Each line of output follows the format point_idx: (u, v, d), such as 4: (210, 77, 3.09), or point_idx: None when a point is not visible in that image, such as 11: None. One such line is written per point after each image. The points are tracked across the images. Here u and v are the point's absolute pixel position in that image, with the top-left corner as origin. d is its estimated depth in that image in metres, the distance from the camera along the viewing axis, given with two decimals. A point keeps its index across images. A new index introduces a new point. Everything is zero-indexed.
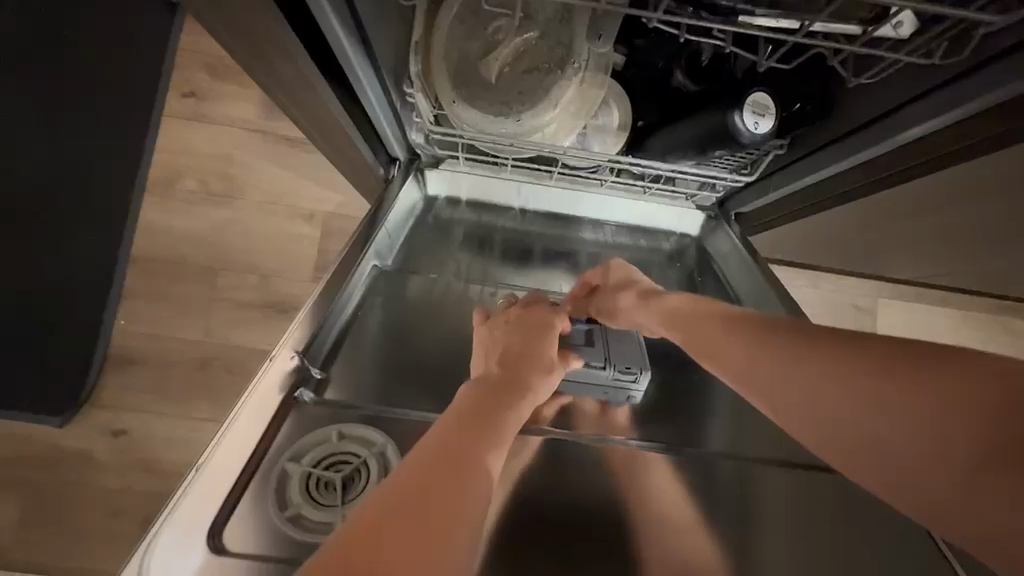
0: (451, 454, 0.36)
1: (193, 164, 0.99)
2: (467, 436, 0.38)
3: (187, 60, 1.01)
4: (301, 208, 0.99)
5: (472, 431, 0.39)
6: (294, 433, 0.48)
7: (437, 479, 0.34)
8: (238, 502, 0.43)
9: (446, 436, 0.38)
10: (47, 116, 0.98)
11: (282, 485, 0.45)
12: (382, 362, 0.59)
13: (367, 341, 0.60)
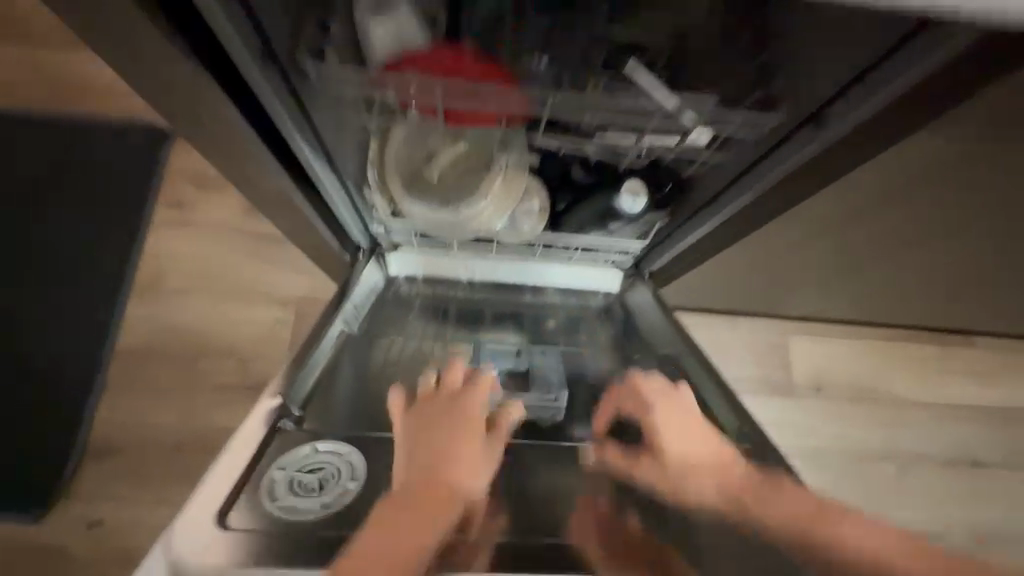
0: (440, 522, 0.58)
1: (177, 264, 1.11)
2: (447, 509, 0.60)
3: (173, 175, 1.16)
4: (275, 296, 1.11)
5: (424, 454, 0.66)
6: (278, 449, 0.63)
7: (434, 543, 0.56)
8: (240, 497, 0.59)
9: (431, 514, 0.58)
10: (49, 232, 1.12)
11: (271, 487, 0.61)
12: (348, 407, 0.74)
13: (336, 404, 0.72)
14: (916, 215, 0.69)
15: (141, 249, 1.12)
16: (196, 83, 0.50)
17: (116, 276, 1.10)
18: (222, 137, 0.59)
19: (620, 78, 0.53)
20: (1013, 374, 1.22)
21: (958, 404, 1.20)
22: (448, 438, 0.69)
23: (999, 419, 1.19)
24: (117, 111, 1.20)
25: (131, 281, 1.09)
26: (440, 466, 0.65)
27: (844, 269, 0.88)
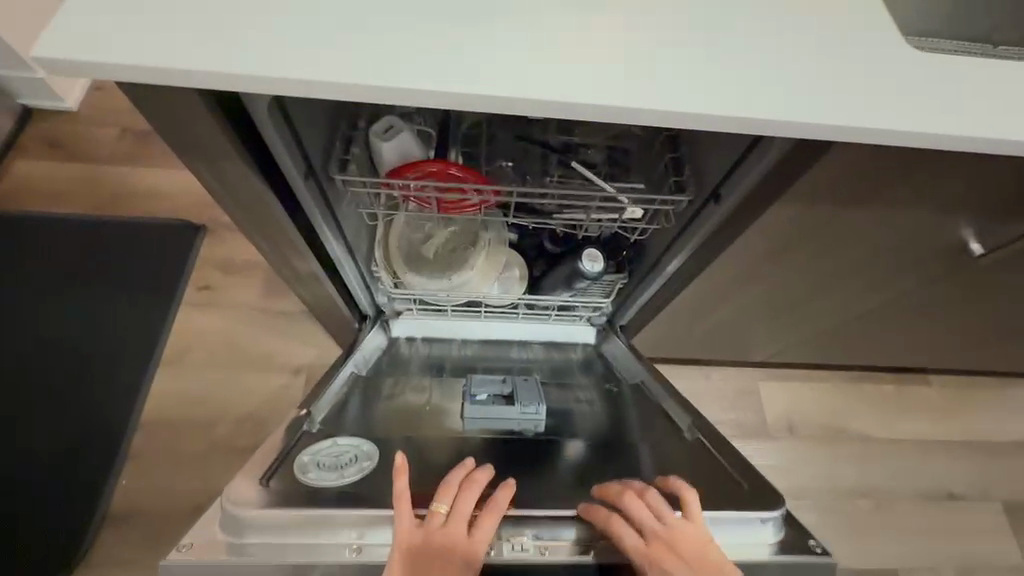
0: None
1: (201, 340, 1.24)
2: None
3: (204, 262, 1.33)
4: (288, 364, 1.23)
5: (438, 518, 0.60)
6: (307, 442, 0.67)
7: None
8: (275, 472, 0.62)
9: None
10: (85, 316, 1.25)
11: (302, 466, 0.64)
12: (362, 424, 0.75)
13: (347, 422, 0.73)
14: (813, 268, 0.83)
15: (170, 326, 1.25)
16: (262, 197, 0.63)
17: (144, 354, 1.21)
18: (267, 221, 0.68)
19: (570, 171, 0.70)
20: (965, 409, 1.33)
21: (919, 439, 1.29)
22: (439, 544, 0.56)
23: (959, 452, 1.29)
24: (157, 211, 1.39)
25: (160, 355, 1.22)
26: (433, 563, 0.55)
27: (777, 319, 1.00)
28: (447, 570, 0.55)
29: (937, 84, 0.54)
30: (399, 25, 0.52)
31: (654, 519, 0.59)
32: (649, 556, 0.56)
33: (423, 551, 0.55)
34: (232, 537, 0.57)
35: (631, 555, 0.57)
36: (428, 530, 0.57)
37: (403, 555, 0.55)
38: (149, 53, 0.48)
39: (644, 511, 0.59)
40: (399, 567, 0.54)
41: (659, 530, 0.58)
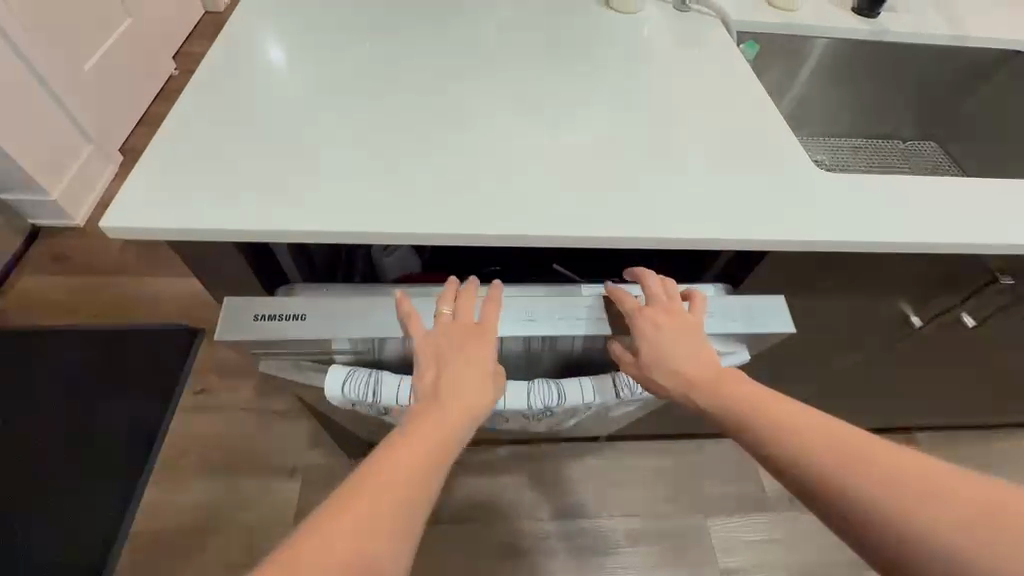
0: (456, 422, 0.42)
1: (195, 445, 1.24)
2: (486, 398, 0.45)
3: (199, 368, 1.35)
4: (284, 466, 1.22)
5: (446, 351, 0.46)
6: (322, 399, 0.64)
7: (435, 459, 0.40)
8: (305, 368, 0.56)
9: (458, 407, 0.43)
10: (81, 427, 1.27)
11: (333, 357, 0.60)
12: None
13: None
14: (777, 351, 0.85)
15: (164, 437, 1.25)
16: None
17: (139, 464, 1.22)
18: None
19: (553, 270, 0.77)
20: (956, 464, 1.36)
21: None
22: (452, 357, 0.45)
23: None
24: (156, 316, 1.44)
25: (154, 469, 1.21)
26: (445, 363, 0.45)
27: None
28: (477, 384, 0.44)
29: (859, 196, 0.64)
30: (402, 172, 0.61)
31: (678, 317, 0.49)
32: (664, 349, 0.48)
33: (434, 355, 0.45)
34: (237, 320, 0.49)
35: (644, 344, 0.48)
36: (437, 336, 0.46)
37: (422, 360, 0.45)
38: (187, 216, 0.55)
39: (661, 310, 0.50)
40: (426, 376, 0.45)
41: (682, 325, 0.49)
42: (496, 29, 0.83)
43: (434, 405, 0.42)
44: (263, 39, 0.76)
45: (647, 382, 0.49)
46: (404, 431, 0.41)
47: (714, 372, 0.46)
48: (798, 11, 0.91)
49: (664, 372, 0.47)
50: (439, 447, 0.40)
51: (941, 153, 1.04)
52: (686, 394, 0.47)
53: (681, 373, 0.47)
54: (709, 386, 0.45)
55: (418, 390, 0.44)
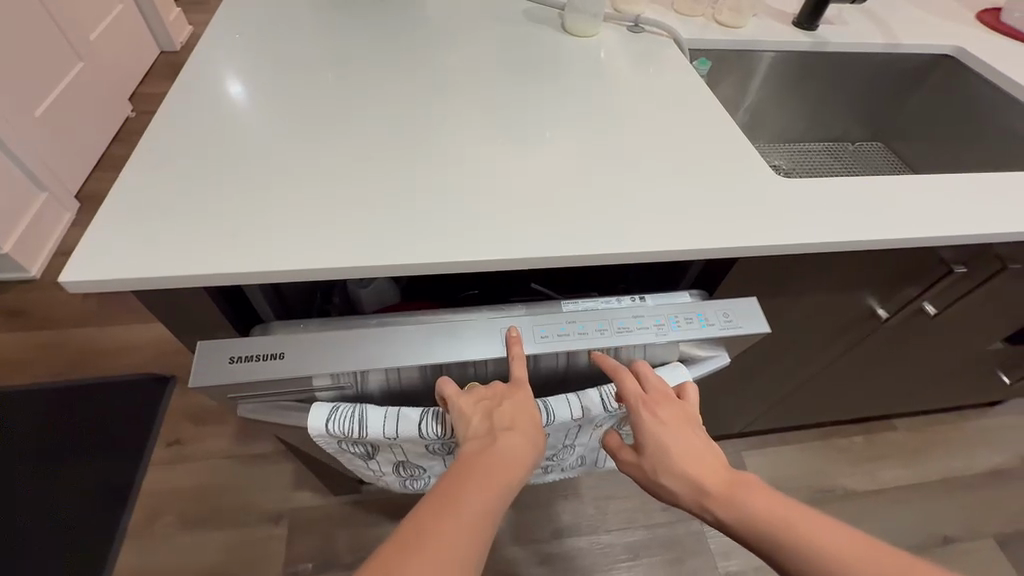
0: (513, 463, 0.43)
1: (171, 498, 1.18)
2: (538, 440, 0.46)
3: (172, 416, 1.30)
4: (268, 512, 1.18)
5: (488, 400, 0.48)
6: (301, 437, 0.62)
7: (497, 503, 0.41)
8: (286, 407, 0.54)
9: (511, 450, 0.44)
10: (42, 490, 1.18)
11: None
12: None
13: None
14: (754, 351, 0.87)
15: (137, 493, 1.19)
16: None
17: (109, 525, 1.15)
18: None
19: (532, 289, 0.77)
20: (934, 447, 1.40)
21: (901, 485, 1.34)
22: (498, 405, 0.47)
23: (940, 492, 1.33)
24: (123, 365, 1.38)
25: (127, 527, 1.14)
26: (490, 415, 0.47)
27: (739, 399, 1.03)
28: (528, 429, 0.46)
29: (815, 199, 0.67)
30: (373, 205, 0.61)
31: (676, 408, 0.50)
32: (666, 445, 0.48)
33: (477, 409, 0.47)
34: (213, 364, 0.47)
35: (646, 440, 0.49)
36: (478, 390, 0.48)
37: (465, 410, 0.47)
38: (152, 263, 0.53)
39: (660, 400, 0.50)
40: (472, 426, 0.46)
41: (680, 421, 0.49)
42: (458, 58, 0.85)
43: (487, 447, 0.44)
44: (222, 78, 0.75)
45: (652, 480, 0.49)
46: (460, 476, 0.42)
47: (720, 473, 0.47)
48: (745, 26, 0.95)
49: (670, 473, 0.47)
50: (500, 486, 0.42)
51: (888, 153, 1.11)
52: (694, 501, 0.47)
53: (687, 475, 0.47)
54: (722, 492, 0.45)
55: (467, 440, 0.46)
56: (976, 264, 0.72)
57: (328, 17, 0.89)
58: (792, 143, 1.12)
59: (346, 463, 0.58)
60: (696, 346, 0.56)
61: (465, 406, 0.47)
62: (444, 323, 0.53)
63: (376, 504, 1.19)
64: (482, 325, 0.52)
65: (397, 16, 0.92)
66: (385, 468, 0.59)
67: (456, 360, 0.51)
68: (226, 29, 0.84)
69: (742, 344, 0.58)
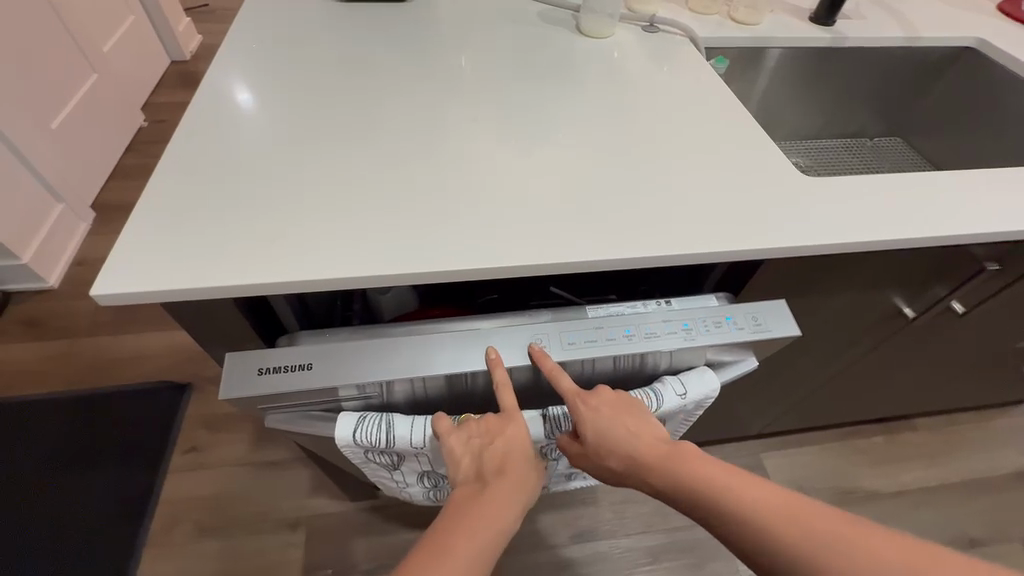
0: (504, 511, 0.43)
1: (190, 506, 1.19)
2: (529, 481, 0.46)
3: (190, 424, 1.31)
4: (286, 519, 1.18)
5: (480, 440, 0.46)
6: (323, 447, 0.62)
7: (490, 549, 0.41)
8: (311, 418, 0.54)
9: (504, 493, 0.44)
10: (63, 499, 1.19)
11: None
12: None
13: None
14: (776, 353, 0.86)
15: (156, 501, 1.19)
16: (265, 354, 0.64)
17: (129, 532, 1.15)
18: None
19: (550, 292, 0.77)
20: (958, 448, 1.37)
21: (924, 487, 1.31)
22: (489, 445, 0.46)
23: (965, 494, 1.31)
24: (141, 374, 1.39)
25: (148, 535, 1.15)
26: (484, 454, 0.45)
27: (760, 400, 1.02)
28: (522, 469, 0.45)
29: (841, 198, 0.66)
30: (392, 214, 0.61)
31: (614, 397, 0.50)
32: (609, 433, 0.48)
33: (470, 449, 0.46)
34: (241, 376, 0.47)
35: (589, 432, 0.48)
36: (471, 426, 0.47)
37: (454, 452, 0.46)
38: (176, 277, 0.53)
39: (599, 392, 0.50)
40: (462, 469, 0.45)
41: (620, 409, 0.49)
42: (474, 62, 0.84)
43: (477, 496, 0.43)
44: (238, 89, 0.75)
45: (606, 469, 0.49)
46: (450, 527, 0.41)
47: (665, 453, 0.47)
48: (761, 23, 0.94)
49: (616, 459, 0.48)
50: (494, 533, 0.42)
51: (908, 149, 1.10)
52: (644, 483, 0.47)
53: (632, 460, 0.47)
54: (671, 472, 0.46)
55: (458, 483, 0.45)
56: (1008, 262, 0.70)
57: (342, 24, 0.89)
58: (810, 141, 1.10)
59: (370, 473, 0.58)
60: (724, 351, 0.54)
61: (456, 444, 0.46)
62: (469, 332, 0.52)
63: (393, 510, 1.19)
64: (508, 332, 0.52)
65: (409, 22, 0.92)
66: (411, 479, 0.59)
67: (477, 370, 0.50)
68: (241, 39, 0.84)
69: (771, 349, 0.56)
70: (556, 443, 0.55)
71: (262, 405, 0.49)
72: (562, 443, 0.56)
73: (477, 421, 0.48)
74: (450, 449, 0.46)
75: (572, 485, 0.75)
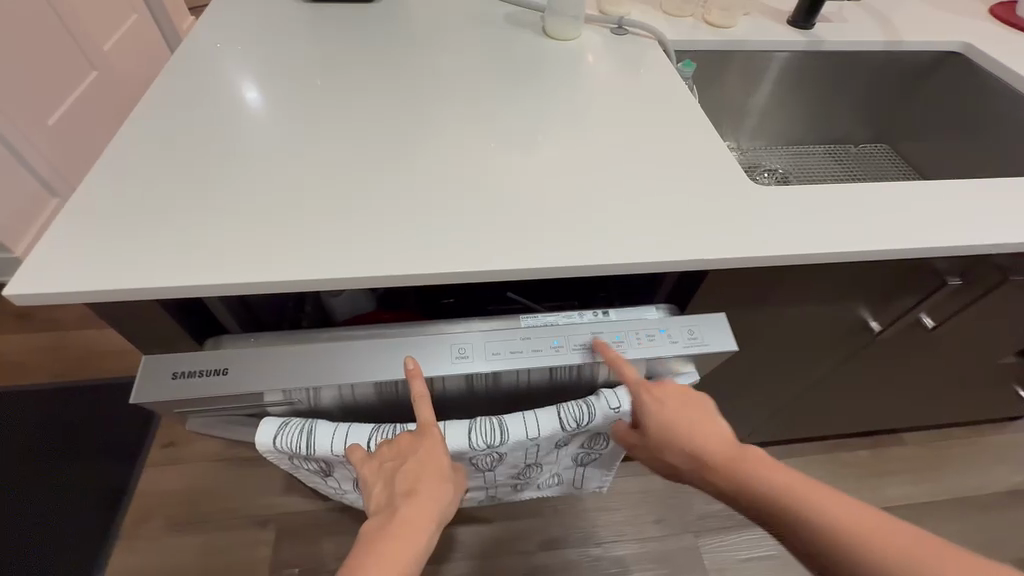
0: (418, 530, 0.44)
1: (164, 500, 1.20)
2: (442, 496, 0.46)
3: (169, 418, 1.32)
4: (258, 516, 1.19)
5: (393, 465, 0.47)
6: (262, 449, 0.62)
7: (410, 567, 0.43)
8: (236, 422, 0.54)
9: (418, 514, 0.45)
10: (42, 490, 1.21)
11: None
12: None
13: None
14: (738, 362, 0.84)
15: (132, 494, 1.21)
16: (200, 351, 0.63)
17: (104, 524, 1.17)
18: None
19: (508, 298, 0.75)
20: (947, 464, 1.33)
21: (910, 503, 1.28)
22: (400, 468, 0.46)
23: (952, 512, 1.27)
24: (125, 367, 1.40)
25: (121, 528, 1.17)
26: (396, 477, 0.46)
27: (731, 411, 1.00)
28: (435, 489, 0.46)
29: (798, 208, 0.64)
30: (333, 216, 0.60)
31: (678, 391, 0.51)
32: (677, 429, 0.48)
33: (383, 473, 0.46)
34: (156, 380, 0.47)
35: (653, 427, 0.49)
36: (383, 451, 0.47)
37: (367, 478, 0.47)
38: (106, 275, 0.53)
39: (662, 385, 0.50)
40: (376, 495, 0.46)
41: (686, 403, 0.50)
42: (437, 64, 0.83)
43: (389, 520, 0.44)
44: (195, 85, 0.75)
45: (664, 462, 0.51)
46: (365, 552, 0.43)
47: (725, 444, 0.48)
48: (736, 26, 0.92)
49: (677, 455, 0.49)
50: (411, 553, 0.43)
51: (894, 155, 1.06)
52: (703, 478, 0.49)
53: (694, 455, 0.48)
54: (727, 465, 0.47)
55: (374, 508, 0.46)
56: (975, 276, 0.68)
57: (310, 24, 0.89)
58: (791, 146, 1.07)
59: (304, 476, 0.58)
60: (662, 363, 0.54)
61: (369, 472, 0.47)
62: (393, 338, 0.52)
63: (364, 511, 1.19)
64: (432, 340, 0.51)
65: (378, 21, 0.91)
66: (346, 484, 0.59)
67: (399, 378, 0.49)
68: (207, 37, 0.84)
69: (712, 363, 0.57)
70: (485, 454, 0.53)
71: (179, 408, 0.49)
72: (491, 454, 0.53)
73: (390, 444, 0.48)
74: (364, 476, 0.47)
75: (523, 494, 0.75)
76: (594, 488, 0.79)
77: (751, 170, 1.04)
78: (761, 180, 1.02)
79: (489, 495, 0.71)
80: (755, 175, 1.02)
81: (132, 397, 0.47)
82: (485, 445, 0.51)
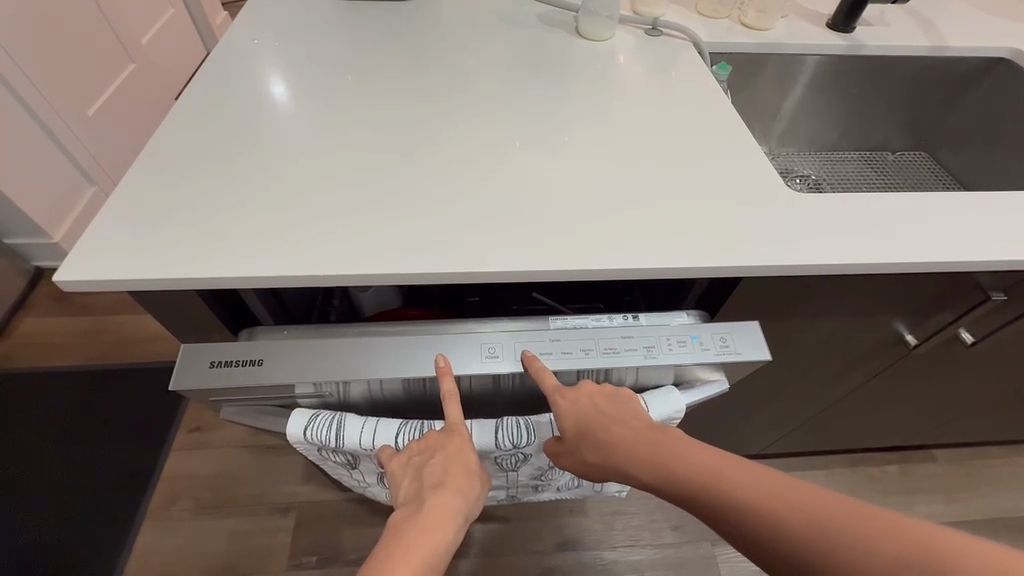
0: (446, 521, 0.44)
1: (188, 484, 1.23)
2: (470, 491, 0.47)
3: (194, 404, 1.35)
4: (278, 503, 1.21)
5: (421, 459, 0.47)
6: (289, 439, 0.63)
7: (437, 557, 0.42)
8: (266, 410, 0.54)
9: (445, 505, 0.44)
10: (73, 468, 1.26)
11: None
12: None
13: None
14: (764, 371, 0.83)
15: (157, 476, 1.24)
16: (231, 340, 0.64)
17: (131, 504, 1.21)
18: None
19: (533, 298, 0.75)
20: (977, 484, 1.29)
21: (938, 522, 1.24)
22: (428, 461, 0.47)
23: (982, 533, 1.23)
24: (154, 354, 1.44)
25: (147, 509, 1.20)
26: (424, 471, 0.47)
27: (754, 420, 0.98)
28: (462, 484, 0.46)
29: (835, 215, 0.63)
30: (364, 212, 0.61)
31: (597, 388, 0.49)
32: (588, 422, 0.47)
33: (411, 468, 0.47)
34: (194, 367, 0.49)
35: (567, 423, 0.48)
36: (412, 446, 0.48)
37: (397, 474, 0.47)
38: (147, 265, 0.55)
39: (579, 384, 0.49)
40: (404, 488, 0.46)
41: (601, 398, 0.48)
42: (470, 62, 0.83)
43: (416, 511, 0.44)
44: (232, 80, 0.77)
45: (586, 464, 0.48)
46: (391, 539, 0.42)
47: (641, 434, 0.45)
48: (772, 28, 0.91)
49: (593, 450, 0.47)
50: (438, 542, 0.42)
51: (933, 163, 1.03)
52: (624, 475, 0.45)
53: (608, 448, 0.46)
54: (643, 453, 0.44)
55: (402, 502, 0.46)
56: (1019, 292, 0.65)
57: (345, 22, 0.90)
58: (824, 152, 1.05)
59: (332, 467, 0.59)
60: (692, 370, 0.54)
61: (394, 468, 0.48)
62: (423, 336, 0.52)
63: (380, 503, 1.21)
64: (461, 339, 0.52)
65: (412, 19, 0.92)
66: (371, 476, 0.60)
67: (428, 375, 0.50)
68: (246, 34, 0.86)
69: (743, 372, 0.56)
70: (509, 454, 0.53)
71: (214, 395, 0.50)
72: (516, 454, 0.54)
73: (419, 441, 0.49)
74: (392, 473, 0.48)
75: (543, 494, 0.75)
76: (615, 490, 0.79)
77: (783, 176, 1.02)
78: (794, 186, 1.00)
79: (509, 494, 0.72)
80: (787, 180, 1.00)
81: (172, 383, 0.48)
82: (510, 445, 0.51)
